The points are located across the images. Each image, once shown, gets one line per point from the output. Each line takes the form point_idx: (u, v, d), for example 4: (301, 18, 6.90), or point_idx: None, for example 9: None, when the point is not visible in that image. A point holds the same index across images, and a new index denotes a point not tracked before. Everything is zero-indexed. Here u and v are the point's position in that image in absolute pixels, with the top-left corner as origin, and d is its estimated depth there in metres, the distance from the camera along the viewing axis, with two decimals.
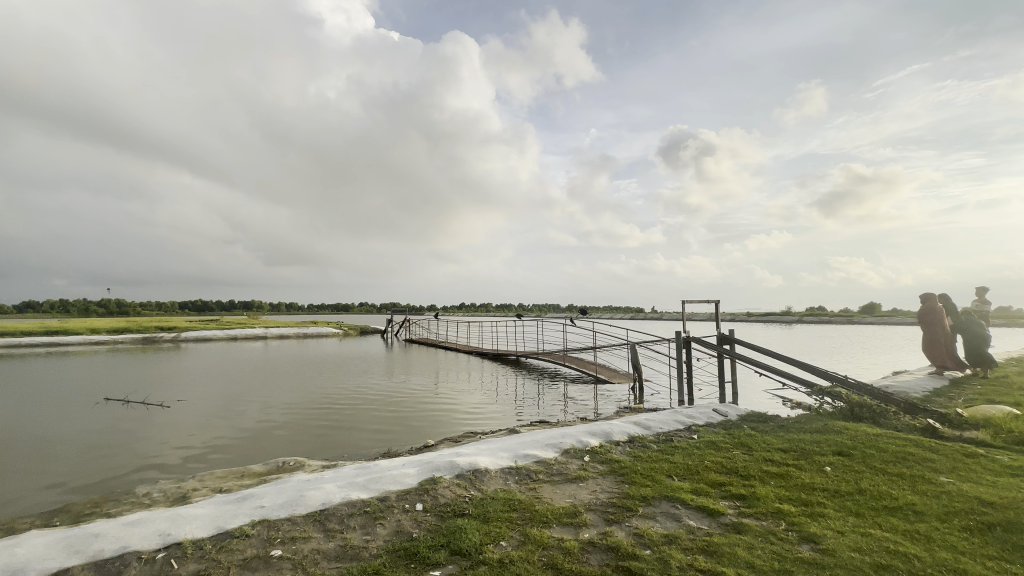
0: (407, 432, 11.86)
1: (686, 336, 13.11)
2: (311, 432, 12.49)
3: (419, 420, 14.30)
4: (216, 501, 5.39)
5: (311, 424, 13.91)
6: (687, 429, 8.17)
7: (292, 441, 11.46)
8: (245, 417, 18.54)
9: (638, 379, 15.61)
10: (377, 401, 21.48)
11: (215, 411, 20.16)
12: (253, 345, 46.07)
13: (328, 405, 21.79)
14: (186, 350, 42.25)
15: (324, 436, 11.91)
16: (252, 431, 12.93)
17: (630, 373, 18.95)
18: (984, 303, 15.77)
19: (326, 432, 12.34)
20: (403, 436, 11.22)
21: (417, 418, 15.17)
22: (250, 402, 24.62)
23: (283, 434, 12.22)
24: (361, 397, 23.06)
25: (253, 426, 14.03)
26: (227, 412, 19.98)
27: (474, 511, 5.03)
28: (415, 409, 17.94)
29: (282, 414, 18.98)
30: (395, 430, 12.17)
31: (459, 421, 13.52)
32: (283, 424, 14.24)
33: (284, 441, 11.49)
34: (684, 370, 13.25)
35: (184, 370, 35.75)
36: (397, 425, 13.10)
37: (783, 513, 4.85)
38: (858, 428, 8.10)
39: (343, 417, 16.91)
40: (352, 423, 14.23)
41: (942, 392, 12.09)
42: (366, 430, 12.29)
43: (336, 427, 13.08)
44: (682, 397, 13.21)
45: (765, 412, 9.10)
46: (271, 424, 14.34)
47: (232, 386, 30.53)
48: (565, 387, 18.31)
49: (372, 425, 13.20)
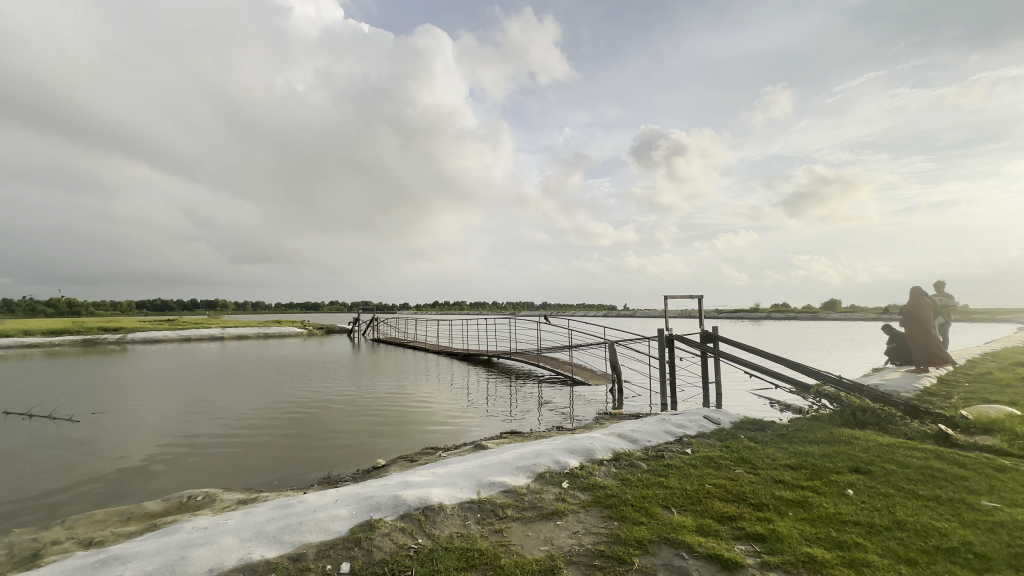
0: (362, 450, 10.47)
1: (669, 334, 12.15)
2: (257, 451, 11.19)
3: (381, 432, 13.04)
4: (63, 569, 3.95)
5: (259, 440, 12.57)
6: (678, 442, 7.13)
7: (231, 463, 10.15)
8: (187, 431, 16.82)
9: (617, 381, 14.57)
10: (340, 407, 20.05)
11: (154, 424, 18.24)
12: (209, 346, 43.25)
13: (288, 411, 20.32)
14: (132, 352, 39.21)
15: (270, 456, 10.63)
16: (184, 452, 11.33)
17: (608, 374, 17.91)
18: (949, 299, 15.15)
19: (272, 451, 11.06)
20: (356, 456, 9.84)
21: (378, 429, 13.86)
22: (199, 411, 22.63)
23: (223, 455, 10.88)
24: (324, 403, 21.59)
25: (192, 443, 12.59)
26: (170, 424, 18.24)
27: (419, 572, 3.76)
28: (380, 416, 16.66)
29: (232, 426, 17.32)
30: (355, 448, 10.90)
31: (424, 434, 12.25)
32: (227, 439, 12.86)
33: (223, 463, 10.18)
34: (667, 371, 12.27)
35: (129, 375, 33.08)
36: (354, 441, 11.79)
37: (818, 562, 3.77)
38: (866, 435, 7.23)
39: (300, 428, 15.55)
40: (305, 436, 12.94)
41: (934, 392, 11.47)
42: (317, 449, 10.98)
43: (286, 445, 11.77)
44: (665, 401, 12.23)
45: (761, 420, 8.16)
46: (214, 439, 12.97)
47: (183, 392, 28.31)
48: (540, 391, 17.15)
49: (325, 442, 11.90)
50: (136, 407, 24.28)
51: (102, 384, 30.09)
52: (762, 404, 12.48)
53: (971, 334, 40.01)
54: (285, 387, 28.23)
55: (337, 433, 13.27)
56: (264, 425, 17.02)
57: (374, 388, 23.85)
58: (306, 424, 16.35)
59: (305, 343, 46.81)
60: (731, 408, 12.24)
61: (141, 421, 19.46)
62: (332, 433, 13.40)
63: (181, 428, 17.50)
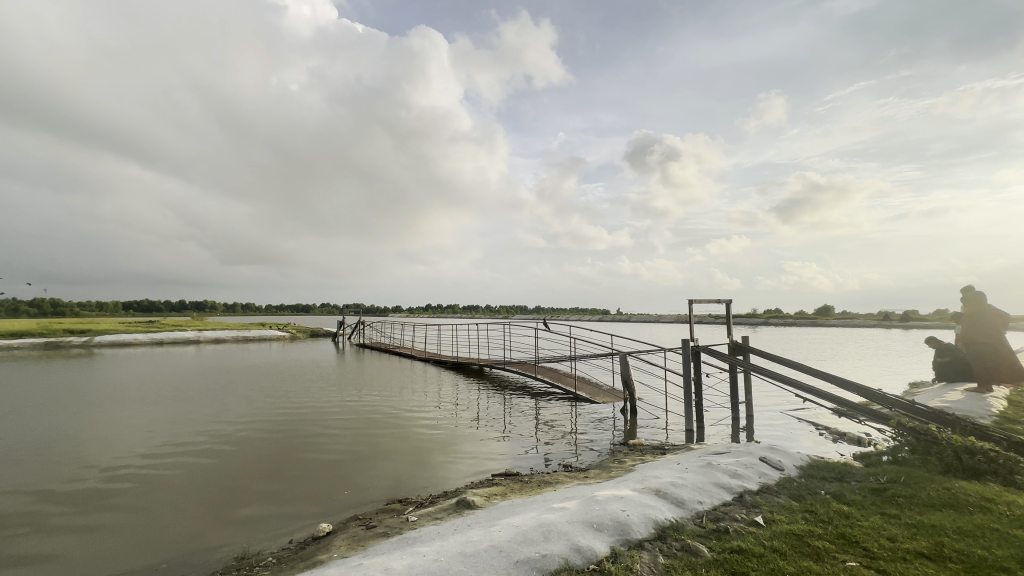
0: (317, 504, 9.83)
1: (695, 346, 10.20)
2: (196, 514, 9.69)
3: (347, 473, 11.45)
4: None
5: (207, 493, 11.12)
6: (739, 503, 5.11)
7: (168, 522, 9.37)
8: (148, 452, 15.62)
9: (629, 399, 12.59)
10: (318, 421, 18.38)
11: (110, 446, 16.70)
12: (183, 350, 40.93)
13: (263, 425, 18.89)
14: (99, 356, 36.83)
15: (207, 525, 9.11)
16: (135, 501, 10.84)
17: (615, 390, 15.92)
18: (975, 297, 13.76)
19: (211, 515, 9.57)
20: (306, 515, 9.18)
21: (346, 465, 12.25)
22: (166, 423, 20.94)
23: (165, 511, 10.06)
24: (302, 416, 20.04)
25: (130, 499, 11.13)
26: (129, 444, 16.71)
27: None
28: (357, 438, 15.08)
29: (196, 447, 15.88)
30: (308, 512, 9.29)
31: (397, 480, 10.60)
32: (171, 492, 11.41)
33: (161, 521, 9.45)
34: (693, 391, 10.26)
35: (92, 381, 30.87)
36: (309, 495, 10.46)
37: None
38: (998, 493, 5.23)
39: (266, 456, 14.06)
40: (261, 484, 11.46)
41: (1016, 418, 9.49)
42: (262, 508, 9.69)
43: (231, 504, 10.23)
44: (690, 428, 10.23)
45: (843, 470, 6.14)
46: (158, 491, 11.53)
47: (149, 402, 26.25)
48: (538, 409, 15.19)
49: (276, 499, 10.33)
50: (92, 420, 22.14)
51: (65, 392, 27.98)
52: (806, 430, 10.51)
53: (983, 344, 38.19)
54: (261, 397, 26.29)
55: (299, 477, 11.75)
56: (233, 445, 15.80)
57: (358, 400, 21.98)
58: (279, 446, 15.30)
59: (286, 348, 44.51)
60: (769, 435, 10.23)
61: (98, 440, 17.81)
62: (294, 476, 11.87)
63: (143, 447, 16.39)
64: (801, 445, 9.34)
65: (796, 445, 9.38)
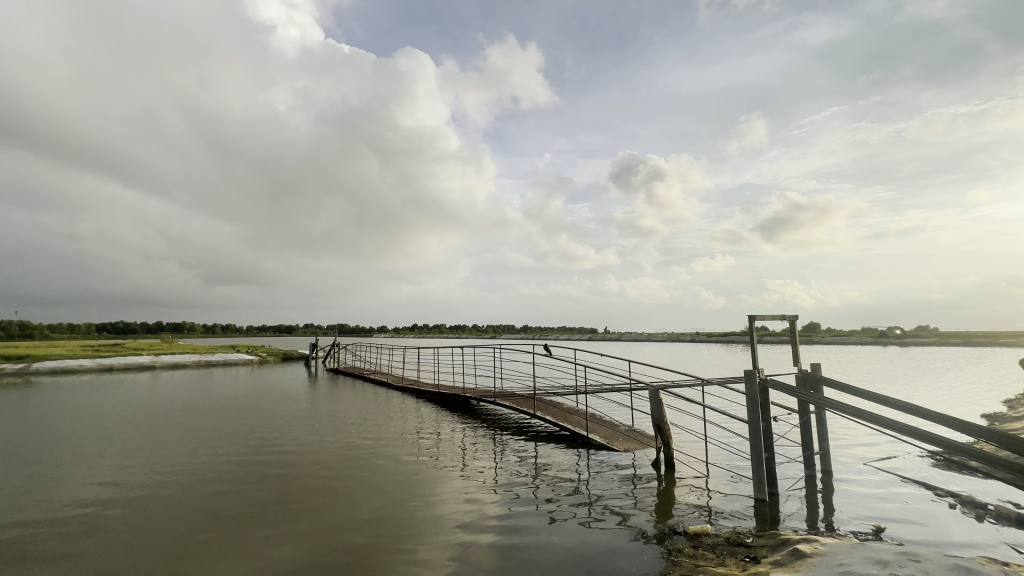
0: (322, 529, 8.88)
1: (764, 379, 7.45)
2: (169, 548, 8.40)
3: (343, 505, 10.15)
4: None
5: (192, 518, 10.00)
6: None
7: (172, 541, 8.79)
8: (110, 481, 13.89)
9: (661, 447, 9.77)
10: (296, 453, 16.33)
11: (55, 480, 14.54)
12: (137, 377, 37.06)
13: (233, 456, 16.76)
14: (38, 385, 32.70)
15: (189, 556, 8.02)
16: (131, 520, 10.06)
17: (633, 432, 13.02)
18: None
19: (191, 549, 8.33)
20: (314, 541, 8.34)
21: (337, 500, 10.60)
22: (108, 457, 18.18)
23: (168, 528, 9.46)
24: (290, 445, 18.13)
25: (132, 514, 10.52)
26: (81, 476, 14.74)
27: None
28: (349, 468, 13.41)
29: (167, 475, 14.17)
30: (285, 558, 7.71)
31: (385, 526, 8.79)
32: (157, 515, 10.37)
33: (165, 539, 8.90)
34: (764, 444, 7.45)
35: (36, 410, 27.45)
36: (314, 518, 9.54)
37: None
38: None
39: (254, 480, 12.77)
40: (246, 512, 10.11)
41: None
42: (266, 531, 8.88)
43: (205, 541, 8.75)
44: (759, 497, 7.43)
45: None
46: (146, 512, 10.60)
47: (97, 432, 23.38)
48: (541, 455, 12.26)
49: (256, 536, 8.79)
50: (26, 453, 19.35)
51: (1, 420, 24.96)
52: (917, 502, 7.82)
53: (990, 372, 36.59)
54: (231, 428, 23.51)
55: (289, 508, 10.32)
56: (210, 472, 14.17)
57: (328, 436, 19.18)
58: (269, 471, 13.81)
59: (255, 374, 40.73)
60: (871, 508, 7.49)
61: (39, 474, 15.55)
62: (284, 505, 10.50)
63: (108, 475, 14.71)
64: (934, 532, 6.59)
65: (927, 530, 6.62)
